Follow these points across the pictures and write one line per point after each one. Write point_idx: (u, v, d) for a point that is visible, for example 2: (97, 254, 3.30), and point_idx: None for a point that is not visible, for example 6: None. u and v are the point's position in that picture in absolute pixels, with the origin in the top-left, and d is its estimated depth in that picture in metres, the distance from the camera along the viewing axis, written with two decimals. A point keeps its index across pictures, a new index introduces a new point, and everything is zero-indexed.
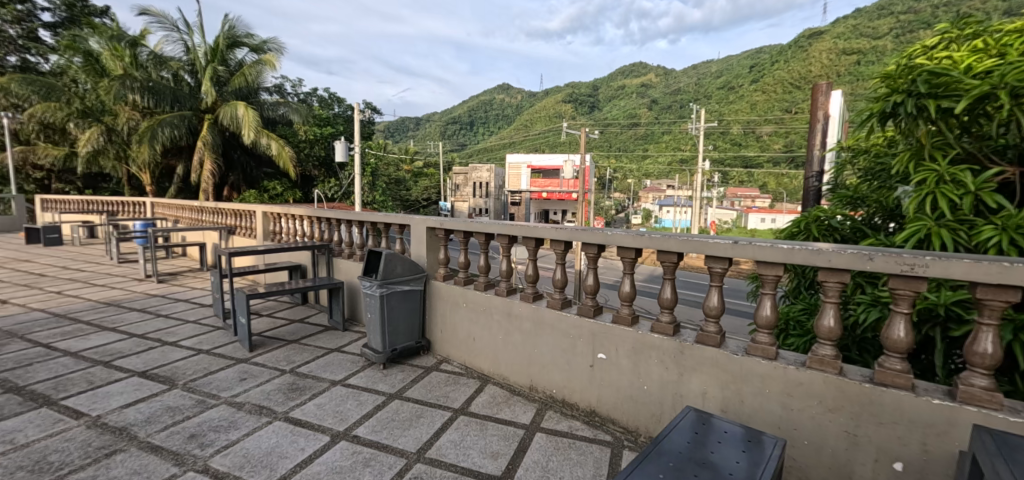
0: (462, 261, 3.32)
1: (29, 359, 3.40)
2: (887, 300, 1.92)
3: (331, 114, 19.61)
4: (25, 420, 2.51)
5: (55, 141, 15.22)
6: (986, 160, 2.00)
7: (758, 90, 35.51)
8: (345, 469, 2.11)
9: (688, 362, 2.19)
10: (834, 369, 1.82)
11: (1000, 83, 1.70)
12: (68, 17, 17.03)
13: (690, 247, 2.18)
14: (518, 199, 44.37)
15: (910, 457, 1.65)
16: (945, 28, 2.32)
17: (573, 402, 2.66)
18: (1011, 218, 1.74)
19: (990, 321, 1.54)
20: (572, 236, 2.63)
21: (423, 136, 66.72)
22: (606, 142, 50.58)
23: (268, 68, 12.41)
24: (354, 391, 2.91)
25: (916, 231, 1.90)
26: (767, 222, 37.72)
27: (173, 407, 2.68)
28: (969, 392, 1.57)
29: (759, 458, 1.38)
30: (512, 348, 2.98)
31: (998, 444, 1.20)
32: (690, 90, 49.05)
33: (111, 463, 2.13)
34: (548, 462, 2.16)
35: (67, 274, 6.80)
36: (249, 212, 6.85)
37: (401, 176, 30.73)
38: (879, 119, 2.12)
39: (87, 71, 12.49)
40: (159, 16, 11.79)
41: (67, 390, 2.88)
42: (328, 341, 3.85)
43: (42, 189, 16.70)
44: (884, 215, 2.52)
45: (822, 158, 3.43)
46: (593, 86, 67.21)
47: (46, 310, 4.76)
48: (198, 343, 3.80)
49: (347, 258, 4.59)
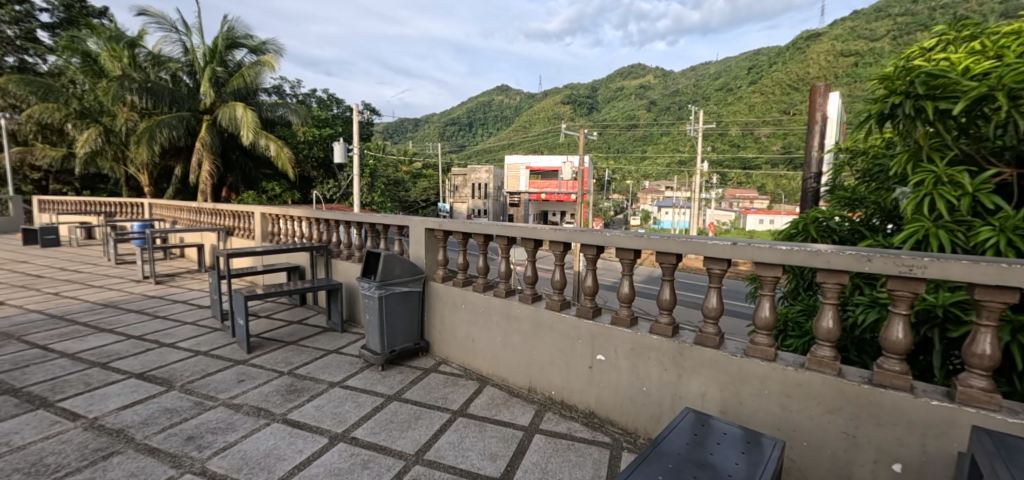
0: (461, 262, 3.31)
1: (25, 360, 3.39)
2: (886, 301, 1.92)
3: (330, 115, 19.57)
4: (21, 422, 2.50)
5: (52, 141, 15.20)
6: (984, 162, 2.01)
7: (757, 92, 35.61)
8: (344, 471, 2.10)
9: (687, 363, 2.19)
10: (833, 370, 1.83)
11: (997, 85, 1.71)
12: (66, 17, 17.01)
13: (688, 248, 2.18)
14: (518, 200, 44.41)
15: (910, 458, 1.65)
16: (941, 31, 2.33)
17: (573, 403, 2.66)
18: (1008, 219, 1.75)
19: (989, 322, 1.54)
20: (571, 236, 2.62)
21: (423, 138, 66.76)
22: (605, 143, 50.65)
23: (268, 69, 12.41)
24: (353, 392, 2.90)
25: (915, 232, 1.90)
26: (766, 223, 37.72)
27: (171, 409, 2.67)
28: (968, 392, 1.58)
29: (758, 459, 1.39)
30: (512, 350, 2.97)
31: (997, 444, 1.21)
32: (688, 91, 49.10)
33: (109, 465, 2.12)
34: (547, 464, 2.16)
35: (65, 275, 6.78)
36: (247, 213, 6.84)
37: (400, 178, 30.67)
38: (877, 120, 2.13)
39: (85, 72, 12.46)
40: (158, 16, 11.79)
41: (64, 392, 2.87)
42: (326, 343, 3.85)
43: (40, 190, 16.68)
44: (882, 216, 2.53)
45: (820, 159, 3.42)
46: (592, 89, 67.42)
47: (43, 311, 4.73)
48: (196, 344, 3.79)
49: (346, 259, 4.58)
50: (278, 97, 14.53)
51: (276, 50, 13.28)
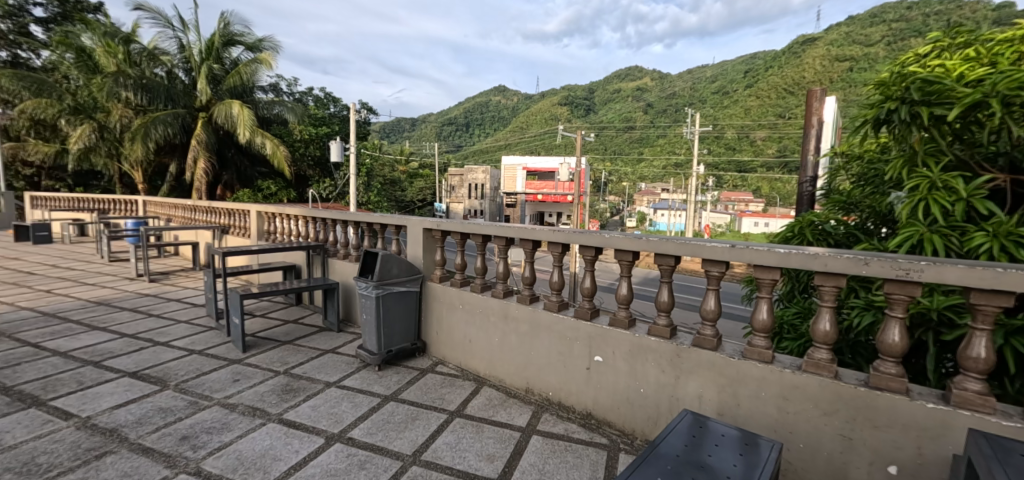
0: (457, 261, 3.28)
1: (15, 359, 3.34)
2: (881, 304, 1.94)
3: (327, 114, 19.53)
4: (14, 420, 2.47)
5: (45, 137, 15.00)
6: (978, 168, 2.04)
7: (752, 96, 35.96)
8: (340, 471, 2.09)
9: (685, 365, 2.20)
10: (829, 372, 1.84)
11: (992, 91, 1.73)
12: (61, 12, 16.87)
13: (687, 250, 2.18)
14: (513, 201, 44.55)
15: (905, 461, 1.66)
16: (936, 37, 2.35)
17: (570, 404, 2.66)
18: (1001, 225, 1.77)
19: (984, 326, 1.55)
20: (569, 237, 2.62)
21: (418, 138, 66.73)
22: (601, 146, 50.79)
23: (263, 67, 12.23)
24: (349, 392, 2.89)
25: (909, 237, 1.92)
26: (761, 226, 37.56)
27: (165, 408, 2.65)
28: (963, 395, 1.59)
29: (755, 462, 1.39)
30: (509, 350, 2.96)
31: (993, 447, 1.21)
32: (686, 94, 49.23)
33: (101, 465, 2.09)
34: (545, 464, 2.16)
35: (57, 273, 6.72)
36: (243, 212, 6.79)
37: (396, 178, 30.70)
38: (873, 126, 2.15)
39: (78, 67, 12.30)
40: (153, 12, 11.72)
41: (56, 392, 2.83)
42: (323, 343, 3.82)
43: (33, 186, 16.62)
44: (877, 220, 2.56)
45: (816, 163, 3.45)
46: (588, 92, 67.74)
47: (33, 309, 4.67)
48: (190, 343, 3.76)
49: (342, 259, 4.57)
50: (275, 94, 14.45)
51: (273, 48, 13.25)
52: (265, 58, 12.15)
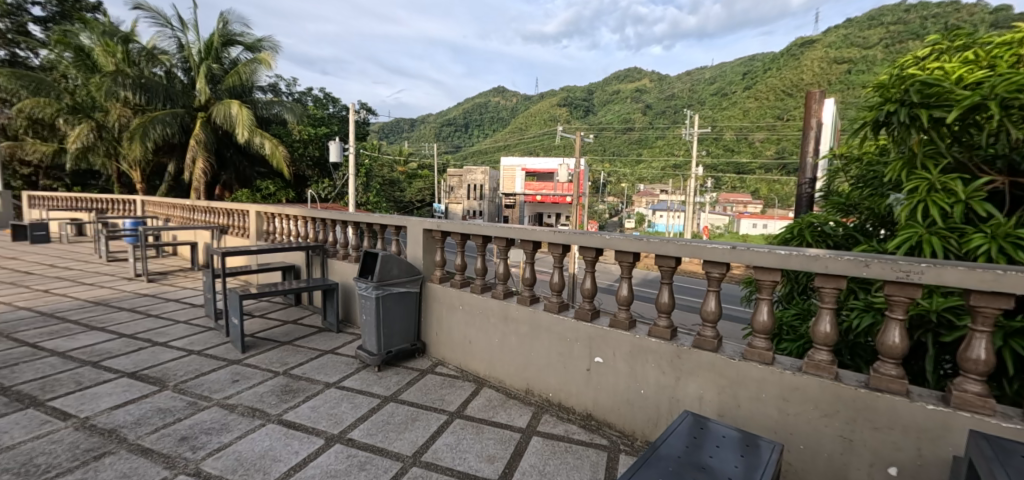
0: (457, 262, 3.28)
1: (13, 359, 3.33)
2: (880, 306, 1.95)
3: (326, 114, 19.54)
4: (11, 421, 2.46)
5: (43, 136, 14.96)
6: (976, 170, 2.05)
7: (752, 97, 36.08)
8: (340, 472, 2.09)
9: (685, 366, 2.20)
10: (830, 374, 1.84)
11: (991, 94, 1.74)
12: (59, 11, 16.81)
13: (687, 251, 2.18)
14: (512, 201, 44.68)
15: (905, 462, 1.67)
16: (935, 40, 2.36)
17: (570, 405, 2.66)
18: (1000, 226, 1.78)
19: (984, 327, 1.56)
20: (569, 239, 2.62)
21: (418, 138, 66.82)
22: (600, 146, 50.91)
23: (263, 67, 12.23)
24: (348, 393, 2.89)
25: (908, 238, 1.94)
26: (758, 227, 37.99)
27: (164, 409, 2.64)
28: (963, 397, 1.59)
29: (756, 463, 1.39)
30: (509, 351, 2.96)
31: (994, 449, 1.21)
32: (685, 95, 49.39)
33: (100, 466, 2.08)
34: (545, 466, 2.16)
35: (56, 272, 6.70)
36: (242, 211, 6.78)
37: (395, 177, 30.74)
38: (872, 128, 2.15)
39: (76, 66, 12.26)
40: (152, 11, 11.70)
41: (54, 392, 2.81)
42: (322, 343, 3.81)
43: (31, 185, 16.59)
44: (876, 221, 2.58)
45: (815, 164, 3.46)
46: (587, 93, 67.93)
47: (31, 309, 4.65)
48: (189, 343, 3.75)
49: (341, 259, 4.57)
50: (274, 94, 14.39)
51: (272, 48, 13.25)
52: (265, 58, 12.18)
